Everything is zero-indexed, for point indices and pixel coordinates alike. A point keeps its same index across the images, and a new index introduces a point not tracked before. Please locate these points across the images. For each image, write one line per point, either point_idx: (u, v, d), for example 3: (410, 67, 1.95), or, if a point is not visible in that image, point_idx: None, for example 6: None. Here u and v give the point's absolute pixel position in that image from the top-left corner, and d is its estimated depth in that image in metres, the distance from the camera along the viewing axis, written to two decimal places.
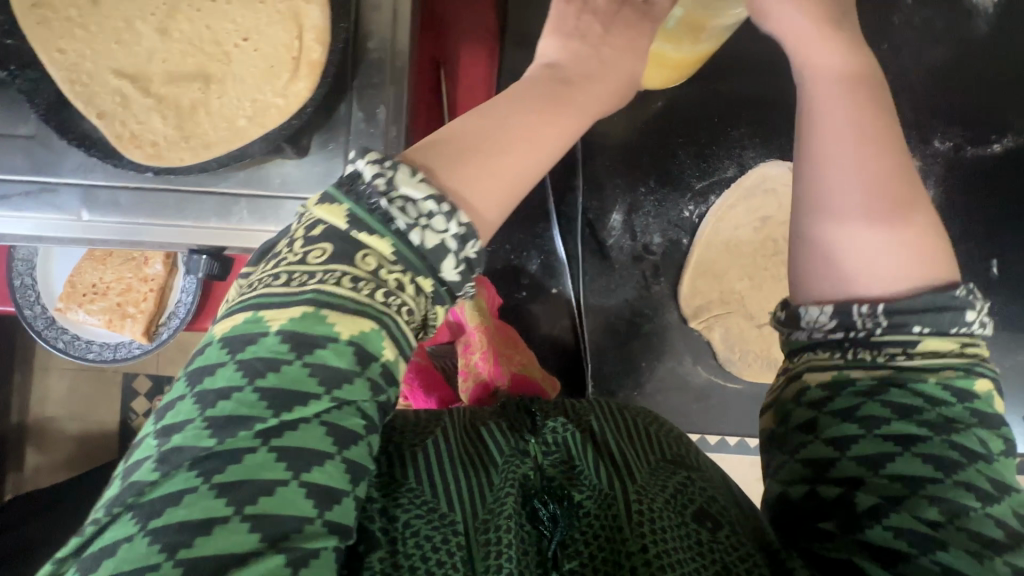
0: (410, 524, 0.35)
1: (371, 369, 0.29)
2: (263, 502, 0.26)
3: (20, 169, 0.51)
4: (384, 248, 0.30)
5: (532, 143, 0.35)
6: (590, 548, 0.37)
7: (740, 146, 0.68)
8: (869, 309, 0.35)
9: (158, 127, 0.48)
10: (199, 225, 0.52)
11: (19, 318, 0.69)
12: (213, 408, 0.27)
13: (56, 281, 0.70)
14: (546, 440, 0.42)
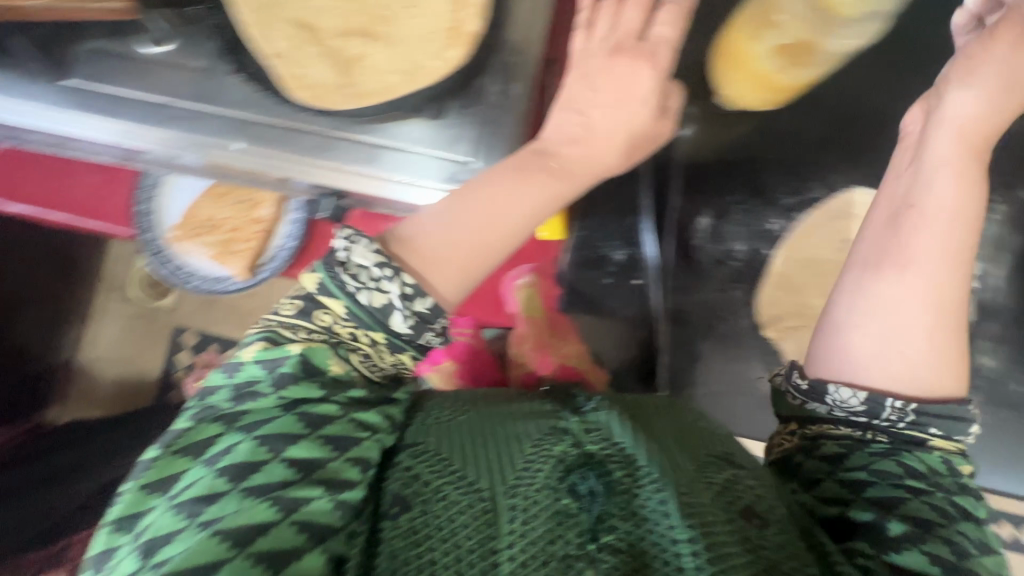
0: (440, 489, 0.34)
1: (319, 377, 0.40)
2: (256, 476, 0.35)
3: (190, 96, 0.57)
4: (339, 308, 0.41)
5: (493, 216, 0.45)
6: (668, 545, 0.32)
7: (829, 170, 0.70)
8: (903, 404, 0.40)
9: (327, 73, 0.55)
10: (335, 166, 0.56)
11: (135, 241, 0.75)
12: (208, 418, 0.39)
13: (172, 211, 0.76)
14: (590, 419, 0.39)
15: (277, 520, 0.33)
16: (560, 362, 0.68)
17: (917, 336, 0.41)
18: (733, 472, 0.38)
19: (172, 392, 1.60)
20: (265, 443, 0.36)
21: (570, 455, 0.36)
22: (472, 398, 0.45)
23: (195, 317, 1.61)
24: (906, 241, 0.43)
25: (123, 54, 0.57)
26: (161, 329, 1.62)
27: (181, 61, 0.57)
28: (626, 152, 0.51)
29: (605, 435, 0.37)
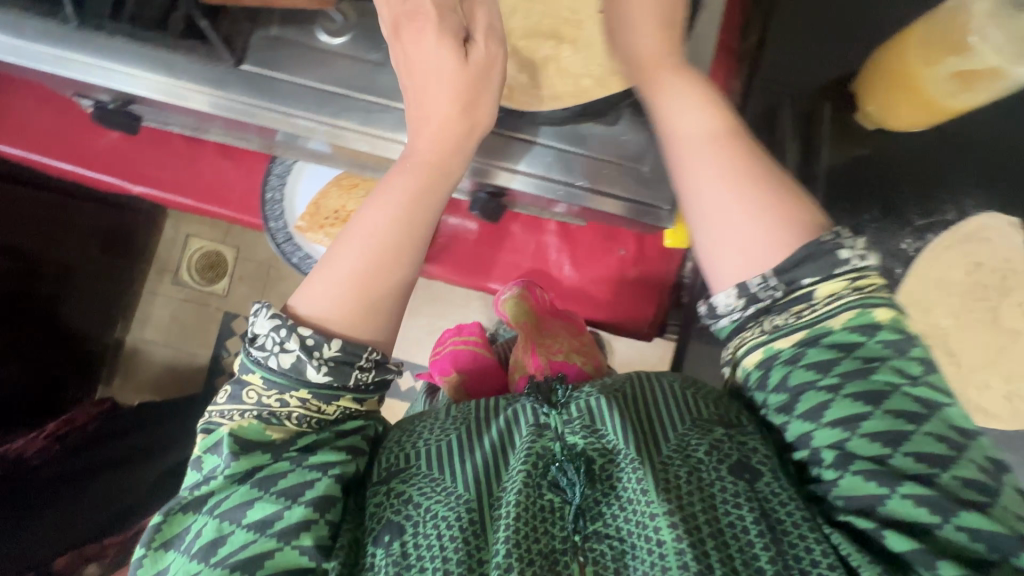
0: (431, 508, 0.46)
1: (257, 453, 0.47)
2: (171, 526, 0.48)
3: (366, 89, 0.57)
4: (259, 380, 0.49)
5: (394, 222, 0.51)
6: (618, 504, 0.44)
7: (963, 192, 0.71)
8: (764, 279, 0.42)
9: (514, 74, 0.54)
10: (550, 176, 0.57)
11: (264, 230, 0.75)
12: (178, 510, 0.48)
13: (301, 201, 0.76)
14: (567, 414, 0.49)
15: (281, 546, 0.45)
16: (553, 360, 0.70)
17: (764, 251, 0.42)
18: (716, 435, 0.46)
19: (221, 375, 1.60)
20: (227, 520, 0.46)
21: (551, 450, 0.46)
22: (470, 409, 0.53)
23: (246, 301, 1.61)
24: (699, 180, 0.45)
25: (303, 42, 0.57)
26: (212, 311, 1.61)
27: (358, 53, 0.57)
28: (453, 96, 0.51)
29: (584, 425, 0.47)
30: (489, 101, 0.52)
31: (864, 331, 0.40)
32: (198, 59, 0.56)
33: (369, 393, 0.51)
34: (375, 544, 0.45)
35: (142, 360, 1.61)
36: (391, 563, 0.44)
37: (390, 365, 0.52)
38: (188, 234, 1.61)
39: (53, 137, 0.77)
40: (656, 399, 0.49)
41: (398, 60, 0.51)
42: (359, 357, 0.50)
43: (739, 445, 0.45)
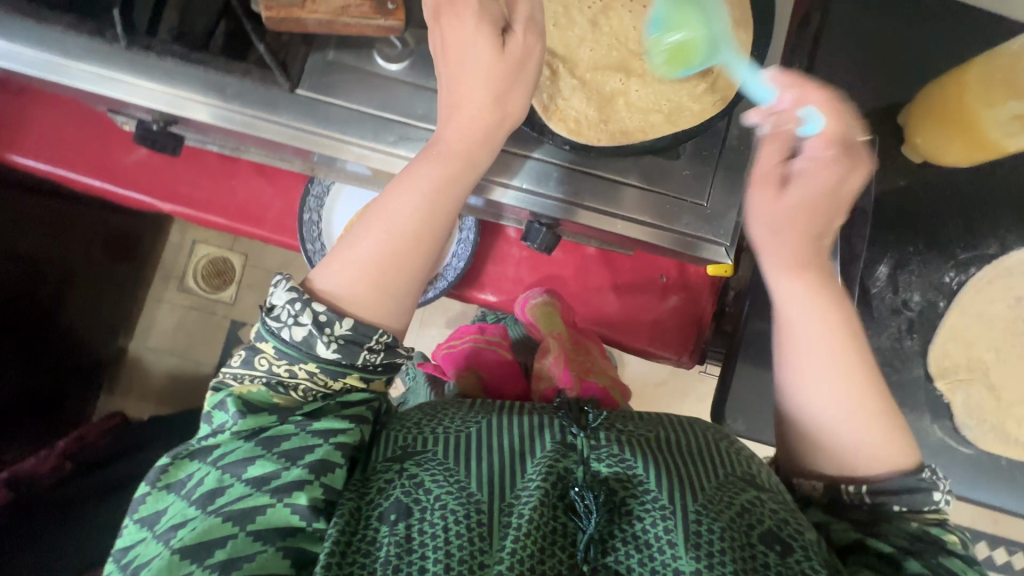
0: (440, 498, 0.47)
1: (257, 413, 0.49)
2: (164, 476, 0.49)
3: (424, 116, 0.56)
4: (270, 349, 0.50)
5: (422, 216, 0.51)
6: (630, 542, 0.46)
7: (1004, 228, 0.72)
8: (856, 489, 0.48)
9: (581, 107, 0.52)
10: (629, 217, 0.56)
11: (299, 253, 0.72)
12: (181, 454, 0.50)
13: (337, 223, 0.74)
14: (597, 440, 0.51)
15: (272, 503, 0.45)
16: (583, 379, 0.68)
17: (862, 451, 0.49)
18: (747, 495, 0.48)
19: None
20: (228, 473, 0.47)
21: (575, 473, 0.49)
22: (490, 410, 0.55)
23: (253, 309, 1.58)
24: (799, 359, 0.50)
25: (361, 66, 0.55)
26: (218, 319, 1.58)
27: (417, 80, 0.56)
28: (493, 96, 0.50)
29: (613, 454, 0.50)
30: (521, 92, 0.50)
31: (947, 546, 0.45)
32: (252, 82, 0.54)
33: (376, 374, 0.52)
34: (380, 520, 0.46)
35: (145, 367, 1.58)
36: (395, 544, 0.44)
37: (398, 348, 0.53)
38: (195, 239, 1.58)
39: (77, 150, 0.73)
40: (693, 446, 0.52)
41: (435, 49, 0.50)
42: (369, 339, 0.50)
43: (770, 512, 0.47)
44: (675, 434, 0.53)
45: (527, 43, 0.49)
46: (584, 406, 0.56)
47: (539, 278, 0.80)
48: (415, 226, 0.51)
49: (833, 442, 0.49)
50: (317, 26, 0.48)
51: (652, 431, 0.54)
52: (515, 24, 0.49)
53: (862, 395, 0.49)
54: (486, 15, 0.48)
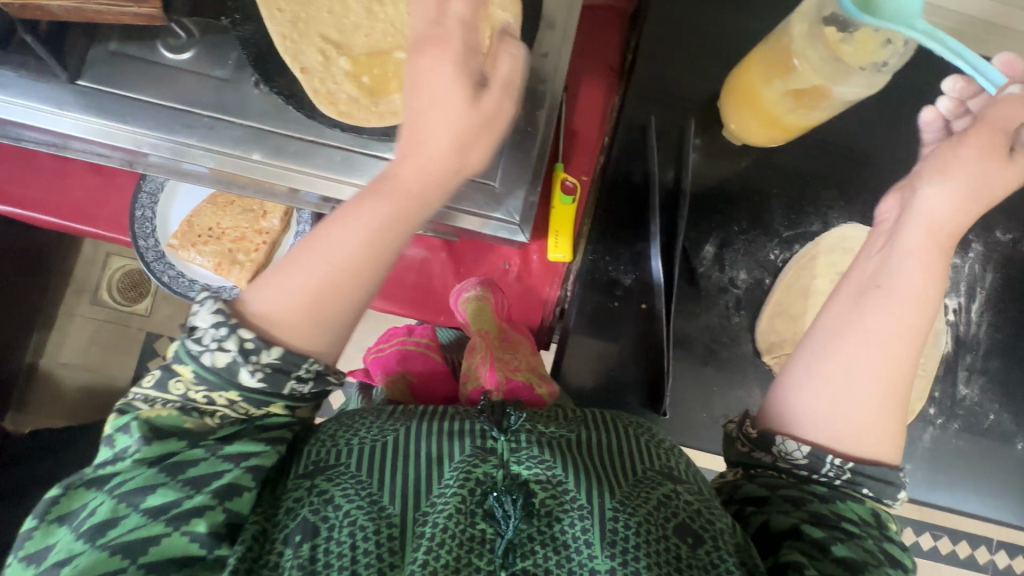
0: (348, 513, 0.47)
1: (162, 438, 0.47)
2: (55, 508, 0.46)
3: (209, 105, 0.56)
4: (188, 372, 0.49)
5: (368, 257, 0.48)
6: (546, 542, 0.47)
7: (826, 206, 0.74)
8: (840, 462, 0.50)
9: (348, 88, 0.54)
10: None
11: (132, 248, 0.73)
12: (76, 480, 0.48)
13: (174, 219, 0.74)
14: (516, 443, 0.52)
15: (169, 532, 0.44)
16: (510, 379, 0.66)
17: (851, 412, 0.50)
18: (664, 491, 0.51)
19: None
20: (125, 503, 0.45)
21: (492, 477, 0.49)
22: (413, 416, 0.56)
23: (170, 321, 1.56)
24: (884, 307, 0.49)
25: (144, 57, 0.56)
26: (134, 332, 1.56)
27: (201, 69, 0.56)
28: (455, 145, 0.48)
29: (534, 456, 0.51)
30: (483, 149, 0.49)
31: (876, 523, 0.51)
32: (30, 74, 0.54)
33: (306, 401, 0.52)
34: (285, 543, 0.46)
35: (57, 385, 1.54)
36: (299, 563, 0.45)
37: (329, 376, 0.52)
38: (108, 253, 1.56)
39: None
40: (609, 445, 0.55)
41: (408, 90, 0.48)
42: (297, 367, 0.49)
43: (681, 505, 0.50)
44: (589, 436, 0.55)
45: (500, 103, 0.48)
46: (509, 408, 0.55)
47: None
48: (343, 281, 0.49)
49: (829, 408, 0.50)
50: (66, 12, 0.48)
51: (572, 432, 0.55)
52: (494, 81, 0.48)
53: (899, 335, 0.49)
54: (466, 68, 0.47)
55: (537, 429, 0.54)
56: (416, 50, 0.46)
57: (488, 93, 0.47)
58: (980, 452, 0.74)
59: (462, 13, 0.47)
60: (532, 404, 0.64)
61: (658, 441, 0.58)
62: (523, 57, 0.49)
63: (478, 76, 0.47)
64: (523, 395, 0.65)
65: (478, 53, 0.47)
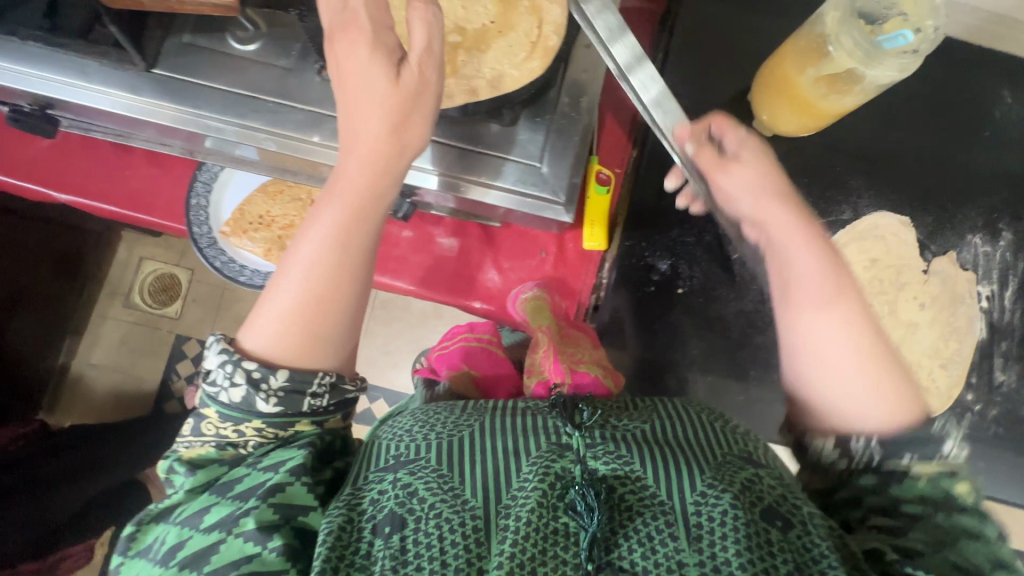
0: (434, 506, 0.45)
1: (208, 468, 0.54)
2: (131, 545, 0.52)
3: (273, 91, 0.60)
4: (213, 412, 0.56)
5: (341, 243, 0.56)
6: (641, 537, 0.43)
7: (856, 194, 0.76)
8: (865, 442, 0.46)
9: None
10: (473, 180, 0.60)
11: (187, 235, 0.76)
12: (141, 523, 0.53)
13: (226, 207, 0.78)
14: (592, 438, 0.49)
15: (225, 538, 0.47)
16: (575, 369, 0.69)
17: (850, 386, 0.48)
18: (748, 474, 0.47)
19: (169, 399, 1.57)
20: (187, 527, 0.49)
21: (571, 473, 0.46)
22: (482, 411, 0.55)
23: (200, 323, 1.60)
24: (799, 272, 0.50)
25: (214, 49, 0.60)
26: (164, 334, 1.60)
27: (267, 59, 0.60)
28: (388, 125, 0.52)
29: (612, 451, 0.48)
30: (420, 120, 0.53)
31: (949, 493, 0.43)
32: (111, 62, 0.58)
33: (328, 413, 0.58)
34: (373, 533, 0.45)
35: (87, 386, 1.57)
36: (389, 557, 0.43)
37: (344, 385, 0.59)
38: (141, 256, 1.61)
39: None
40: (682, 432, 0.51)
41: (335, 76, 0.52)
42: (308, 383, 0.56)
43: (769, 488, 0.46)
44: (676, 428, 0.52)
45: (422, 74, 0.51)
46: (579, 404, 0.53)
47: (426, 259, 0.80)
48: (322, 274, 0.56)
49: (834, 385, 0.48)
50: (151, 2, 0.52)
51: (646, 423, 0.52)
52: (410, 55, 0.50)
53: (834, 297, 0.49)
54: (379, 47, 0.51)
55: (610, 424, 0.52)
56: (332, 36, 0.51)
57: (408, 70, 0.50)
58: (1021, 441, 0.73)
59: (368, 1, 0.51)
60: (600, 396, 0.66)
61: (731, 422, 0.54)
62: (436, 25, 0.50)
63: (392, 54, 0.51)
64: (587, 384, 0.67)
65: (433, 47, 0.51)
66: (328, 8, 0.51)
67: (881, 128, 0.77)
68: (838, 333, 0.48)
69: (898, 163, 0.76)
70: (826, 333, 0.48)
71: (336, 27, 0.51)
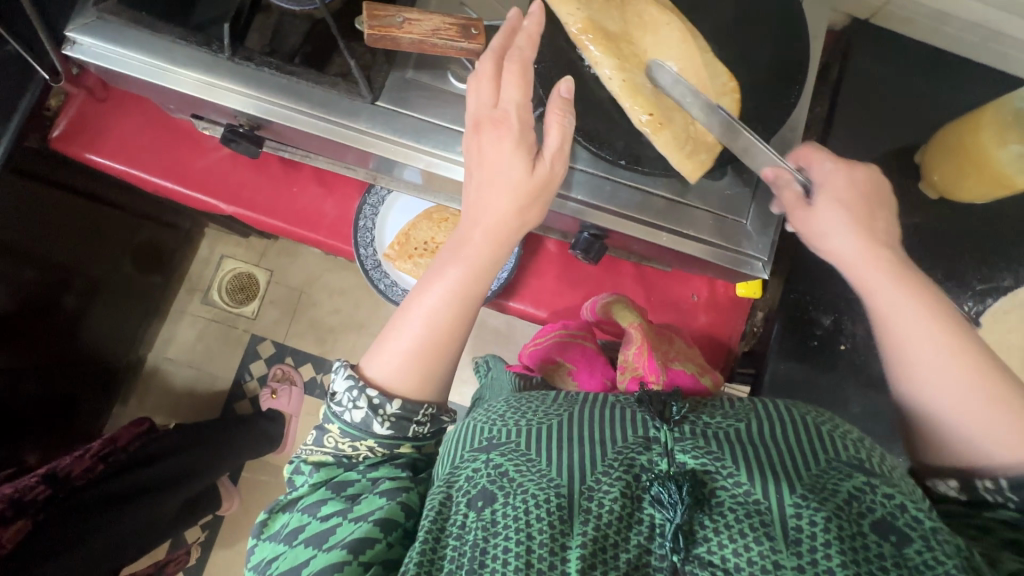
0: (522, 485, 0.45)
1: (324, 469, 0.55)
2: (259, 532, 0.54)
3: None
4: (336, 430, 0.55)
5: (457, 300, 0.54)
6: (725, 534, 0.41)
7: (1018, 262, 0.75)
8: (993, 483, 0.43)
9: (629, 125, 0.58)
10: (678, 231, 0.62)
11: (354, 257, 0.80)
12: (266, 514, 0.55)
13: (388, 232, 0.81)
14: (680, 431, 0.47)
15: (342, 521, 0.50)
16: (670, 368, 0.68)
17: (992, 440, 0.43)
18: (858, 480, 0.42)
19: (241, 399, 1.58)
20: (308, 514, 0.52)
21: (656, 466, 0.45)
22: (574, 401, 0.52)
23: (275, 325, 1.60)
24: (934, 353, 0.45)
25: (436, 85, 0.61)
26: (239, 333, 1.60)
27: None
28: (515, 209, 0.53)
29: (698, 445, 0.45)
30: (540, 208, 0.54)
31: None
32: (338, 92, 0.59)
33: (426, 440, 0.56)
34: (468, 506, 0.46)
35: (160, 380, 1.57)
36: (480, 528, 0.44)
37: (443, 415, 0.57)
38: (223, 254, 1.61)
39: (153, 155, 0.80)
40: (784, 430, 0.46)
41: (471, 154, 0.53)
42: (417, 413, 0.54)
43: (883, 500, 0.41)
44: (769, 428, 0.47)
45: (554, 169, 0.52)
46: (666, 397, 0.50)
47: (575, 294, 0.87)
48: (442, 326, 0.54)
49: (969, 443, 0.44)
50: (410, 44, 0.53)
51: (738, 422, 0.47)
52: (548, 152, 0.52)
53: (990, 383, 0.44)
54: (522, 142, 0.51)
55: (700, 419, 0.48)
56: (479, 124, 0.51)
57: (544, 162, 0.52)
58: None
59: (515, 96, 0.50)
60: (696, 392, 0.66)
61: (848, 429, 0.47)
62: (571, 125, 0.52)
63: (532, 147, 0.52)
64: (685, 380, 0.68)
65: (566, 147, 0.52)
66: (476, 100, 0.52)
67: None
68: (933, 343, 0.45)
69: None
70: (931, 395, 0.45)
71: (480, 120, 0.52)
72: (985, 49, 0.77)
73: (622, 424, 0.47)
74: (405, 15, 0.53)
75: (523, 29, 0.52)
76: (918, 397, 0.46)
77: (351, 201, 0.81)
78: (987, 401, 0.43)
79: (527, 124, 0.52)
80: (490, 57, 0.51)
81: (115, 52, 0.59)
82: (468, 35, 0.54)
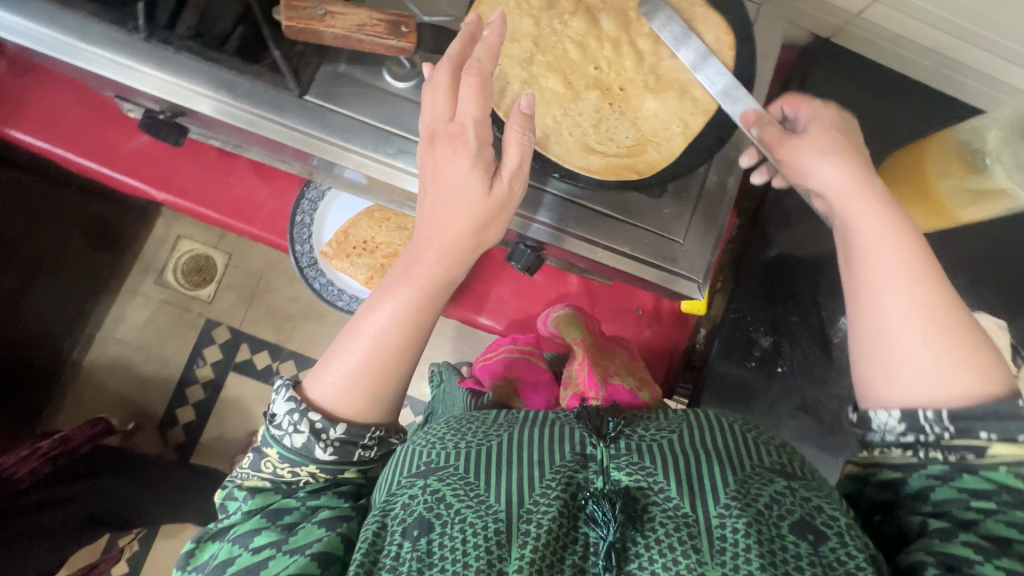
0: (459, 512, 0.40)
1: (260, 499, 0.52)
2: (187, 563, 0.51)
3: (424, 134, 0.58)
4: (275, 455, 0.52)
5: (408, 321, 0.51)
6: (656, 550, 0.38)
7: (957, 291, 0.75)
8: (935, 414, 0.39)
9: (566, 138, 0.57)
10: (612, 250, 0.60)
11: (290, 253, 0.83)
12: (197, 543, 0.52)
13: (328, 227, 0.84)
14: (617, 448, 0.43)
15: (274, 554, 0.46)
16: (609, 382, 0.64)
17: (945, 372, 0.40)
18: (779, 486, 0.40)
19: (193, 384, 1.54)
20: (238, 545, 0.48)
21: (592, 485, 0.41)
22: (515, 420, 0.47)
23: (231, 310, 1.55)
24: (907, 287, 0.42)
25: (368, 81, 0.58)
26: (193, 317, 1.55)
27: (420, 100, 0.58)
28: (474, 227, 0.50)
29: (634, 462, 0.41)
30: (500, 225, 0.51)
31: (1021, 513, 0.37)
32: (263, 84, 0.56)
33: (373, 464, 0.54)
34: (402, 535, 0.41)
35: (109, 362, 1.52)
36: (415, 559, 0.39)
37: (392, 438, 0.55)
38: (179, 235, 1.54)
39: (80, 135, 0.77)
40: (711, 437, 0.43)
41: (426, 172, 0.50)
42: (364, 436, 0.52)
43: (800, 501, 0.40)
44: (700, 436, 0.44)
45: (513, 189, 0.49)
46: (603, 410, 0.46)
47: (520, 303, 0.88)
48: (393, 346, 0.51)
49: (921, 375, 0.40)
50: (333, 39, 0.51)
51: (673, 433, 0.43)
52: (506, 169, 0.49)
53: (948, 321, 0.41)
54: (481, 159, 0.48)
55: (637, 432, 0.44)
56: (435, 138, 0.48)
57: (502, 183, 0.49)
58: None
59: (474, 112, 0.47)
60: (635, 407, 0.62)
61: (774, 437, 0.46)
62: (529, 143, 0.49)
63: (492, 165, 0.49)
64: (623, 397, 0.63)
65: (525, 167, 0.49)
66: (432, 113, 0.49)
67: (995, 226, 0.75)
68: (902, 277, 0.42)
69: (1009, 264, 0.75)
70: (891, 307, 0.42)
71: (437, 133, 0.48)
72: (942, 76, 0.76)
73: (560, 441, 0.43)
74: (328, 8, 0.50)
75: (484, 39, 0.49)
76: (871, 317, 0.43)
77: (292, 195, 0.83)
78: (947, 339, 0.40)
79: (485, 135, 0.48)
80: (446, 68, 0.48)
81: (22, 25, 0.55)
82: (397, 33, 0.51)
